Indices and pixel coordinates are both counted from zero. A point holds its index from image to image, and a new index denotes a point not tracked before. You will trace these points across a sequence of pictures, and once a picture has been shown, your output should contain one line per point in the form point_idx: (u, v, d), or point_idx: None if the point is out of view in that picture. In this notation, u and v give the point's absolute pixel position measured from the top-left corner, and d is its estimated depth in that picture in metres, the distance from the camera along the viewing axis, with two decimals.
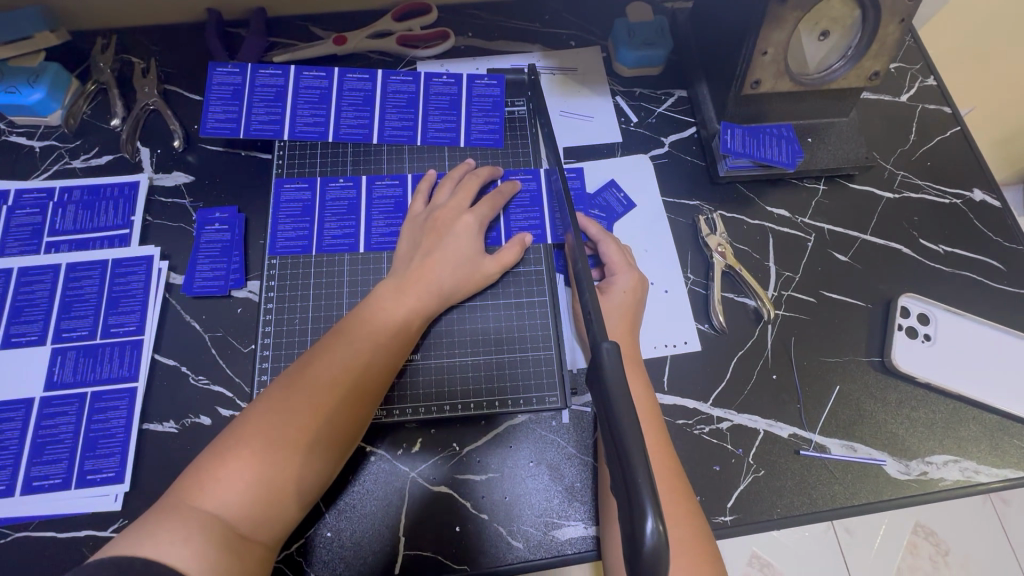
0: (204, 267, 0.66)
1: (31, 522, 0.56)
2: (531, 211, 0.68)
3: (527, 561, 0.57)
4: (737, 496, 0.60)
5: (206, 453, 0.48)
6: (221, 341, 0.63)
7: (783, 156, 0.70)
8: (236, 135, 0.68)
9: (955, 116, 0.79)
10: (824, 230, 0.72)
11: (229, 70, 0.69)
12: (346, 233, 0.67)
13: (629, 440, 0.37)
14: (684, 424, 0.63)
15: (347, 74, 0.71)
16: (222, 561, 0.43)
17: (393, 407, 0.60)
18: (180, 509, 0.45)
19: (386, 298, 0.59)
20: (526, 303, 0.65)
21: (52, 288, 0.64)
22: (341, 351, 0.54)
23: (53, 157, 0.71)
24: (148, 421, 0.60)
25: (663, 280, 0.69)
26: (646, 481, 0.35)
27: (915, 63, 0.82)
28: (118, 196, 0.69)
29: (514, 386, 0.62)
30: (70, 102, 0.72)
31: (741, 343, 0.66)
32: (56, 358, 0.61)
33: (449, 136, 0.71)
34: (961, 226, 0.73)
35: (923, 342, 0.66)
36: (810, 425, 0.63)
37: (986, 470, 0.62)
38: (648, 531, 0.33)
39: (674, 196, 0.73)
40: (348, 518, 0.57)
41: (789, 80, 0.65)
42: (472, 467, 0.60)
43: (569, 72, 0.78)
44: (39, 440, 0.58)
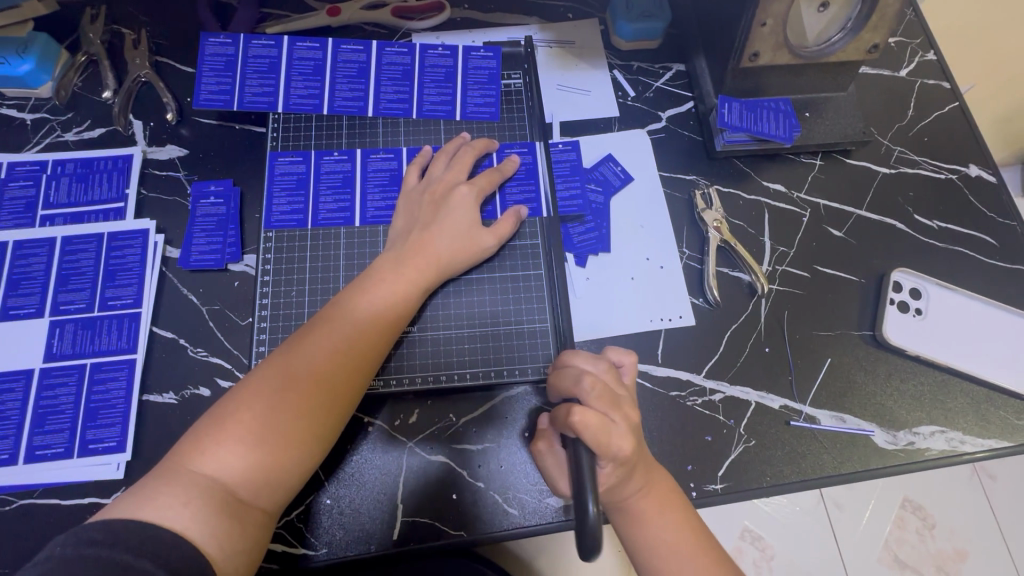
0: (200, 240, 0.66)
1: (34, 490, 0.57)
2: (527, 184, 0.68)
3: (522, 528, 0.58)
4: (728, 465, 0.61)
5: (206, 419, 0.50)
6: (218, 314, 0.64)
7: (781, 130, 0.70)
8: (230, 108, 0.67)
9: (954, 91, 0.78)
10: (819, 206, 0.72)
11: (222, 41, 0.69)
12: (341, 205, 0.67)
13: (584, 460, 0.45)
14: (677, 395, 0.63)
15: (341, 45, 0.70)
16: (221, 524, 0.45)
17: (390, 376, 0.61)
18: (179, 472, 0.46)
19: (383, 271, 0.59)
20: (522, 276, 0.66)
21: (48, 261, 0.64)
22: (340, 322, 0.55)
23: (45, 130, 0.70)
24: (148, 392, 0.61)
25: (658, 256, 0.69)
26: (591, 480, 0.43)
27: (916, 37, 0.81)
28: (111, 169, 0.68)
29: (509, 357, 0.63)
30: (60, 75, 0.71)
31: (735, 316, 0.67)
32: (54, 330, 0.62)
33: (445, 110, 0.71)
34: (955, 201, 0.73)
35: (914, 317, 0.67)
36: (801, 397, 0.64)
37: (971, 440, 0.64)
38: (591, 511, 0.41)
39: (671, 171, 0.73)
40: (348, 486, 0.58)
41: (789, 54, 0.64)
42: (468, 437, 0.61)
43: (566, 45, 0.77)
44: (40, 411, 0.59)
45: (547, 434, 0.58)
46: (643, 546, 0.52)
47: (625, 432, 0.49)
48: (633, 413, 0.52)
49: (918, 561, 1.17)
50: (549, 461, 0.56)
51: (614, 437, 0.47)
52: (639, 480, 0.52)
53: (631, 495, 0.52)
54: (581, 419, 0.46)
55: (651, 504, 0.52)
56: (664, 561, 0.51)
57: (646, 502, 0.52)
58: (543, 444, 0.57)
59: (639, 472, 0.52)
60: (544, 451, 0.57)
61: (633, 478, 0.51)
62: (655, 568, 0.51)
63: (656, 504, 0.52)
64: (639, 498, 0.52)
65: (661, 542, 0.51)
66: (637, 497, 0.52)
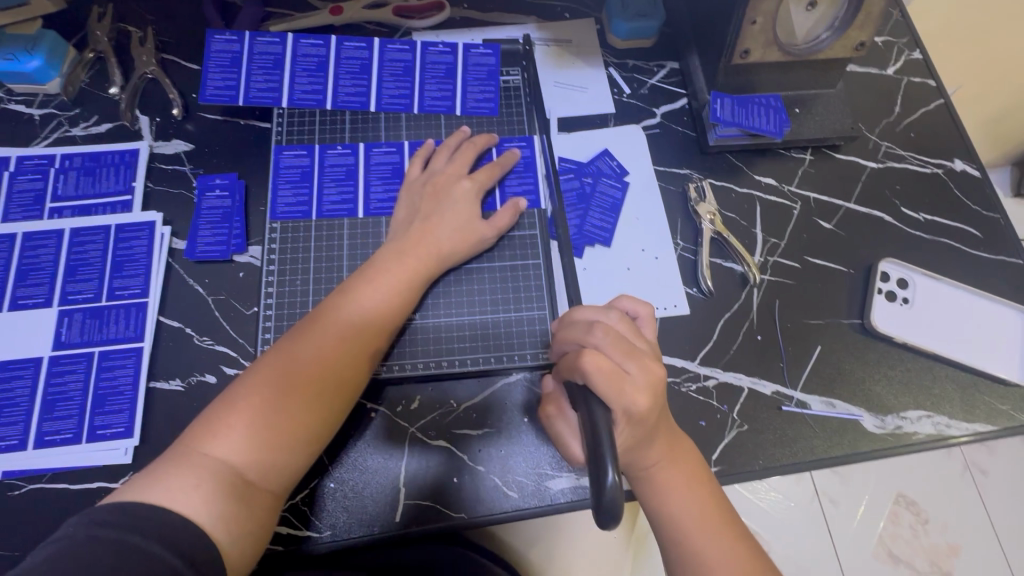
0: (206, 232, 0.67)
1: (43, 475, 0.58)
2: (526, 176, 0.70)
3: (522, 510, 0.60)
4: (721, 449, 0.63)
5: (214, 405, 0.51)
6: (224, 304, 0.65)
7: (771, 124, 0.72)
8: (235, 102, 0.69)
9: (939, 88, 0.81)
10: (809, 199, 0.74)
11: (227, 38, 0.70)
12: (344, 196, 0.68)
13: (597, 414, 0.46)
14: (672, 382, 0.65)
15: (344, 43, 0.72)
16: (229, 509, 0.46)
17: (393, 363, 0.62)
18: (189, 455, 0.48)
19: (386, 261, 0.61)
20: (520, 266, 0.67)
21: (56, 252, 0.66)
22: (345, 311, 0.57)
23: (53, 125, 0.71)
24: (155, 380, 0.62)
25: (653, 247, 0.71)
26: (608, 444, 0.43)
27: (902, 36, 0.83)
28: (118, 163, 0.70)
29: (508, 344, 0.64)
30: (68, 71, 0.73)
31: (728, 305, 0.69)
32: (63, 319, 0.63)
33: (445, 105, 0.72)
34: (941, 195, 0.76)
35: (902, 305, 0.69)
36: (792, 383, 0.66)
37: (957, 424, 0.66)
38: (610, 481, 0.40)
39: (665, 165, 0.75)
40: (352, 470, 0.60)
41: (778, 51, 0.67)
42: (469, 423, 0.62)
43: (563, 43, 0.79)
44: (49, 397, 0.60)
45: (556, 398, 0.61)
46: (666, 518, 0.53)
47: (641, 388, 0.50)
48: (653, 367, 0.53)
49: (912, 555, 1.18)
50: (560, 425, 0.60)
51: (629, 391, 0.50)
52: (662, 451, 0.54)
53: (655, 465, 0.54)
54: (593, 367, 0.50)
55: (674, 477, 0.54)
56: (687, 531, 0.53)
57: (670, 473, 0.54)
58: (552, 409, 0.60)
59: (662, 441, 0.54)
60: (554, 415, 0.60)
61: (655, 445, 0.53)
62: (676, 538, 0.53)
63: (681, 478, 0.54)
64: (662, 469, 0.54)
65: (685, 514, 0.53)
66: (663, 469, 0.54)
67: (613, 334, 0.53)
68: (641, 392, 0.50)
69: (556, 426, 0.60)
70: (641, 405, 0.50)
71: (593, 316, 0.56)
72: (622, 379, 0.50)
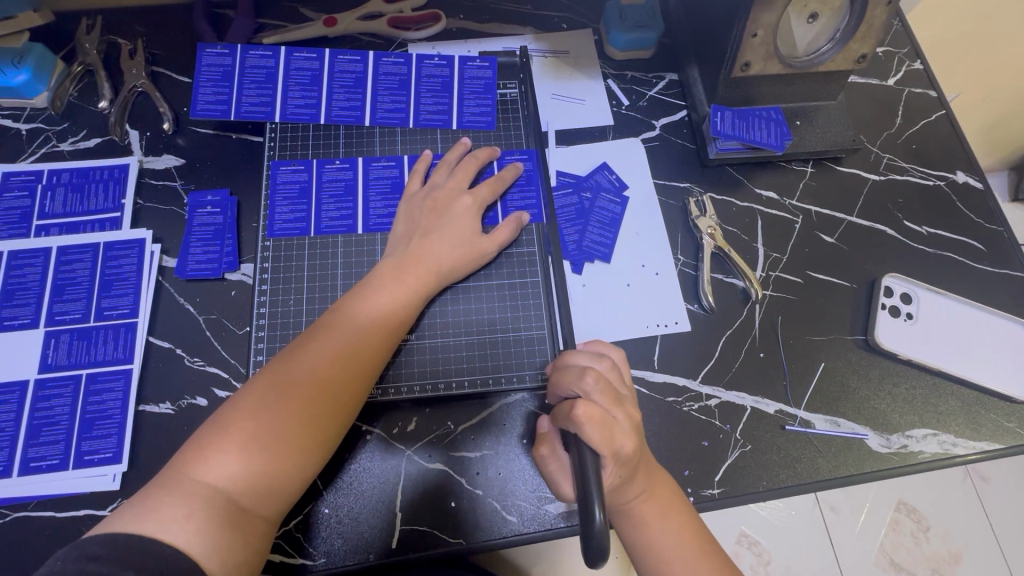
0: (197, 250, 0.66)
1: (28, 503, 0.56)
2: (528, 191, 0.69)
3: (520, 535, 0.58)
4: (724, 470, 0.62)
5: (206, 427, 0.50)
6: (215, 324, 0.64)
7: (772, 138, 0.71)
8: (227, 117, 0.68)
9: (940, 99, 0.80)
10: (811, 212, 0.73)
11: (219, 51, 0.69)
12: (344, 213, 0.67)
13: (587, 457, 0.45)
14: (674, 401, 0.64)
15: (338, 55, 0.71)
16: (223, 538, 0.45)
17: (388, 386, 0.61)
18: (180, 482, 0.46)
19: (384, 278, 0.60)
20: (518, 283, 0.66)
21: (43, 271, 0.64)
22: (341, 329, 0.56)
23: (41, 140, 0.70)
24: (144, 403, 0.60)
25: (654, 263, 0.70)
26: (597, 487, 0.42)
27: (902, 47, 0.83)
28: (107, 179, 0.68)
29: (506, 364, 0.63)
30: (56, 85, 0.71)
31: (731, 322, 0.67)
32: (50, 341, 0.62)
33: (441, 119, 0.71)
34: (944, 207, 0.75)
35: (906, 321, 0.68)
36: (795, 400, 0.65)
37: (962, 442, 0.65)
38: (597, 520, 0.40)
39: (665, 178, 0.74)
40: (346, 494, 0.58)
41: (779, 63, 0.66)
42: (467, 445, 0.61)
43: (560, 55, 0.78)
44: (35, 422, 0.59)
45: (550, 438, 0.57)
46: (644, 552, 0.52)
47: (626, 431, 0.50)
48: (635, 412, 0.53)
49: (914, 564, 1.17)
50: (552, 466, 0.56)
51: (617, 434, 0.49)
52: (641, 484, 0.53)
53: (635, 499, 0.53)
54: (584, 411, 0.48)
55: (653, 508, 0.53)
56: (665, 565, 0.51)
57: (648, 506, 0.53)
58: (546, 448, 0.56)
59: (642, 475, 0.53)
60: (546, 455, 0.56)
61: (636, 480, 0.52)
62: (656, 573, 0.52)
63: (660, 508, 0.53)
64: (641, 502, 0.53)
65: (664, 548, 0.52)
66: (642, 502, 0.53)
67: (602, 381, 0.52)
68: (628, 436, 0.50)
69: (548, 466, 0.56)
70: (628, 448, 0.49)
71: (585, 361, 0.56)
72: (611, 423, 0.49)
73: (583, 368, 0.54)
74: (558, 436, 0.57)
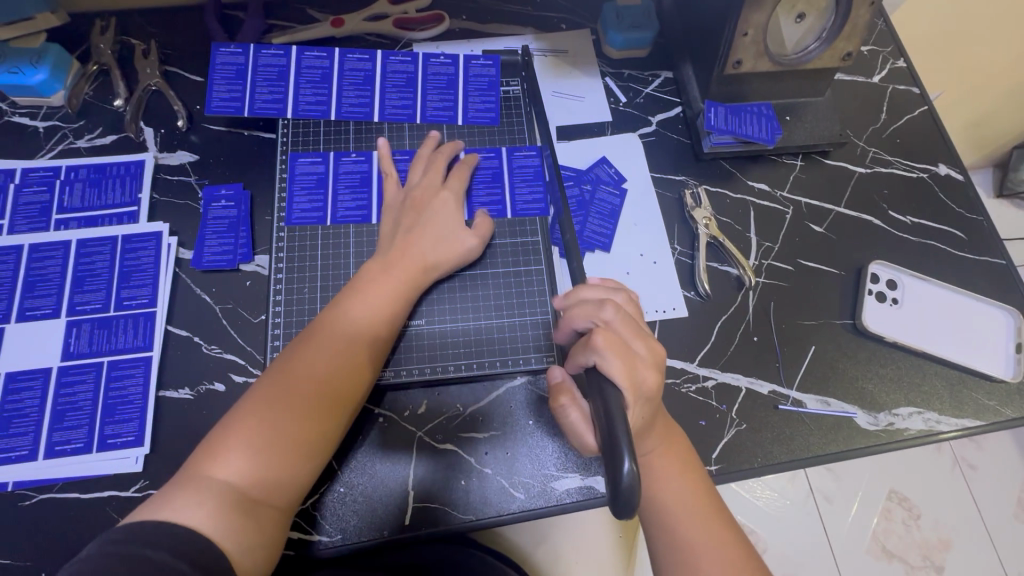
0: (213, 242, 0.68)
1: (54, 484, 0.58)
2: (534, 184, 0.72)
3: (528, 510, 0.61)
4: (721, 447, 0.65)
5: (215, 431, 0.52)
6: (231, 313, 0.66)
7: (763, 132, 0.74)
8: (241, 114, 0.70)
9: (923, 95, 0.84)
10: (801, 203, 0.77)
11: (232, 50, 0.72)
12: (359, 203, 0.70)
13: (611, 399, 0.47)
14: (673, 382, 0.67)
15: (347, 54, 0.74)
16: (239, 524, 0.47)
17: (399, 368, 0.64)
18: (195, 479, 0.48)
19: (374, 276, 0.62)
20: (523, 271, 0.69)
21: (63, 263, 0.66)
22: (336, 328, 0.58)
23: (58, 137, 0.72)
24: (164, 389, 0.63)
25: (652, 252, 0.73)
26: (623, 431, 0.44)
27: (886, 45, 0.86)
28: (124, 175, 0.70)
29: (512, 347, 0.66)
30: (72, 84, 0.73)
31: (725, 307, 0.71)
32: (71, 330, 0.64)
33: (447, 115, 0.74)
34: (927, 197, 0.78)
35: (891, 306, 0.72)
36: (787, 382, 0.68)
37: (946, 420, 0.68)
38: (626, 469, 0.41)
39: (662, 171, 0.77)
40: (361, 474, 0.61)
41: (769, 61, 0.69)
42: (475, 425, 0.64)
43: (560, 54, 0.81)
44: (58, 407, 0.61)
45: (567, 389, 0.57)
46: (658, 503, 0.54)
47: (648, 364, 0.53)
48: (657, 346, 0.55)
49: (906, 550, 1.21)
50: (573, 416, 0.56)
51: (639, 367, 0.52)
52: (656, 440, 0.56)
53: (650, 453, 0.56)
54: (604, 342, 0.51)
55: (668, 463, 0.56)
56: (679, 517, 0.54)
57: (664, 461, 0.56)
58: (565, 398, 0.56)
59: (658, 431, 0.56)
60: (567, 405, 0.56)
61: (653, 432, 0.56)
62: (668, 525, 0.54)
63: (675, 465, 0.56)
64: (658, 457, 0.56)
65: (674, 501, 0.54)
66: (659, 456, 0.56)
67: (621, 312, 0.55)
68: (650, 369, 0.53)
69: (568, 416, 0.56)
70: (651, 382, 0.52)
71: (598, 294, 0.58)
72: (631, 355, 0.52)
73: (600, 302, 0.56)
74: (574, 386, 0.58)
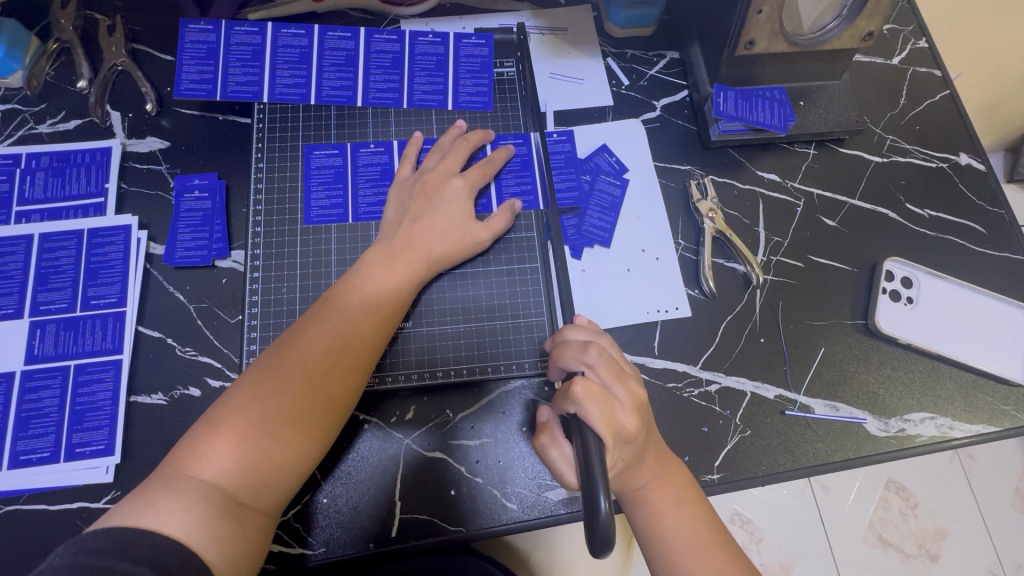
0: (185, 236, 0.64)
1: (20, 496, 0.55)
2: (523, 176, 0.67)
3: (520, 522, 0.58)
4: (724, 455, 0.62)
5: (198, 426, 0.48)
6: (206, 312, 0.62)
7: (775, 119, 0.69)
8: (213, 97, 0.65)
9: (945, 79, 0.79)
10: (813, 195, 0.72)
11: (202, 27, 0.66)
12: (380, 198, 0.66)
13: (590, 442, 0.45)
14: (673, 387, 0.64)
15: (327, 32, 0.68)
16: (222, 530, 0.44)
17: (386, 373, 0.60)
18: (176, 478, 0.45)
19: (374, 265, 0.58)
20: (517, 269, 0.65)
21: (26, 260, 0.62)
22: (330, 323, 0.54)
23: (17, 122, 0.67)
24: (136, 394, 0.59)
25: (654, 248, 0.69)
26: (599, 472, 0.42)
27: (908, 24, 0.81)
28: (89, 163, 0.65)
29: (505, 351, 0.62)
30: (31, 62, 0.68)
31: (731, 307, 0.67)
32: (36, 331, 0.60)
33: (436, 99, 0.69)
34: (946, 189, 0.74)
35: (906, 305, 0.68)
36: (795, 386, 0.65)
37: (959, 426, 0.65)
38: (603, 507, 0.40)
39: (666, 161, 0.72)
40: (345, 484, 0.58)
41: (784, 41, 0.64)
42: (465, 433, 0.60)
43: (558, 32, 0.76)
44: (23, 414, 0.57)
45: (550, 427, 0.56)
46: (655, 540, 0.52)
47: (629, 409, 0.51)
48: (638, 390, 0.53)
49: (902, 539, 1.20)
50: (553, 455, 0.55)
51: (617, 412, 0.50)
52: (651, 472, 0.53)
53: (646, 485, 0.53)
54: (584, 391, 0.48)
55: (666, 495, 0.53)
56: (677, 553, 0.51)
57: (662, 493, 0.53)
58: (546, 438, 0.55)
59: (653, 460, 0.53)
60: (547, 444, 0.55)
61: (646, 463, 0.53)
62: (669, 562, 0.51)
63: (672, 497, 0.53)
64: (652, 490, 0.53)
65: (675, 533, 0.52)
66: (653, 490, 0.53)
67: (606, 355, 0.53)
68: (630, 414, 0.50)
69: (550, 454, 0.54)
70: (630, 425, 0.50)
71: (583, 336, 0.56)
72: (611, 401, 0.49)
73: (585, 342, 0.53)
74: (558, 426, 0.56)
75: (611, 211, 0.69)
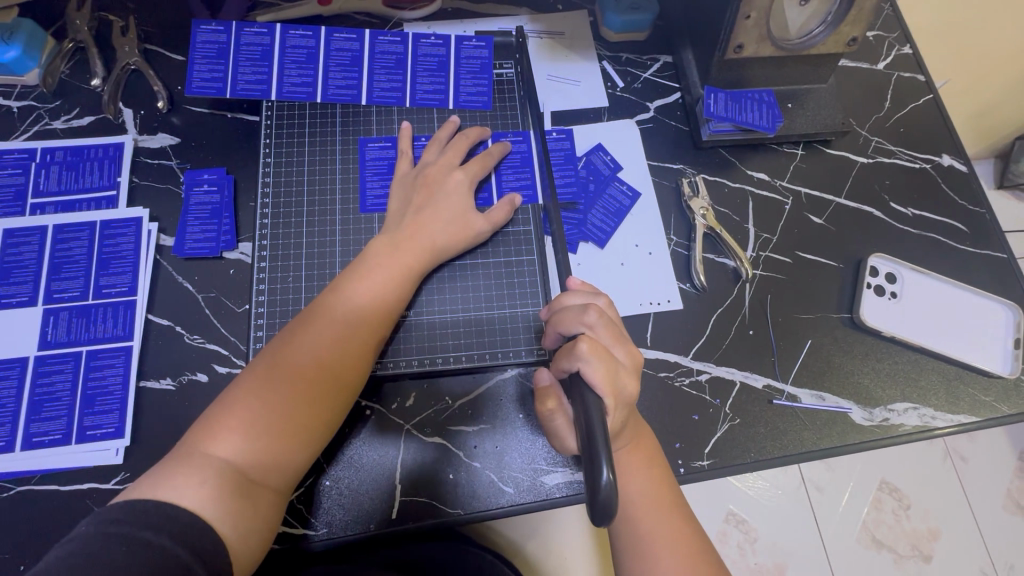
0: (194, 229, 0.66)
1: (32, 477, 0.57)
2: (521, 172, 0.70)
3: (516, 504, 0.60)
4: (714, 442, 0.64)
5: (211, 411, 0.50)
6: (214, 302, 0.64)
7: (764, 120, 0.72)
8: (223, 95, 0.68)
9: (929, 84, 0.82)
10: (801, 194, 0.75)
11: (214, 28, 0.69)
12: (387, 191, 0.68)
13: (591, 405, 0.47)
14: (665, 376, 0.66)
15: (333, 34, 0.71)
16: (235, 504, 0.46)
17: (389, 359, 0.62)
18: (192, 455, 0.47)
19: (380, 254, 0.61)
20: (515, 260, 0.67)
21: (40, 249, 0.64)
22: (340, 310, 0.56)
23: (33, 118, 0.69)
24: (145, 379, 0.61)
25: (647, 242, 0.71)
26: (600, 431, 0.45)
27: (892, 31, 0.84)
28: (102, 158, 0.68)
29: (501, 339, 0.64)
30: (47, 61, 0.70)
31: (721, 300, 0.69)
32: (48, 318, 0.62)
33: (438, 98, 0.72)
34: (930, 190, 0.77)
35: (889, 299, 0.70)
36: (783, 376, 0.67)
37: (941, 416, 0.67)
38: (604, 479, 0.42)
39: (658, 160, 0.75)
40: (348, 467, 0.60)
41: (771, 45, 0.67)
42: (465, 418, 0.63)
43: (556, 36, 0.79)
44: (37, 398, 0.59)
45: (551, 391, 0.57)
46: (621, 496, 0.54)
47: (627, 372, 0.54)
48: (636, 351, 0.57)
49: (895, 540, 1.21)
50: (558, 421, 0.56)
51: (619, 375, 0.53)
52: (626, 433, 0.55)
53: (620, 448, 0.55)
54: (589, 349, 0.52)
55: (633, 458, 0.55)
56: (640, 512, 0.53)
57: (628, 455, 0.55)
58: (551, 403, 0.56)
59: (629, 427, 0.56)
60: (553, 410, 0.56)
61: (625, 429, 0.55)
62: (627, 519, 0.53)
63: (641, 459, 0.56)
64: (624, 452, 0.55)
65: (638, 495, 0.54)
66: (625, 451, 0.55)
67: (605, 318, 0.55)
68: (629, 377, 0.54)
69: (554, 421, 0.56)
70: (630, 389, 0.53)
71: (581, 300, 0.58)
72: (614, 363, 0.53)
73: (585, 306, 0.56)
74: (559, 390, 0.58)
75: (607, 207, 0.71)
